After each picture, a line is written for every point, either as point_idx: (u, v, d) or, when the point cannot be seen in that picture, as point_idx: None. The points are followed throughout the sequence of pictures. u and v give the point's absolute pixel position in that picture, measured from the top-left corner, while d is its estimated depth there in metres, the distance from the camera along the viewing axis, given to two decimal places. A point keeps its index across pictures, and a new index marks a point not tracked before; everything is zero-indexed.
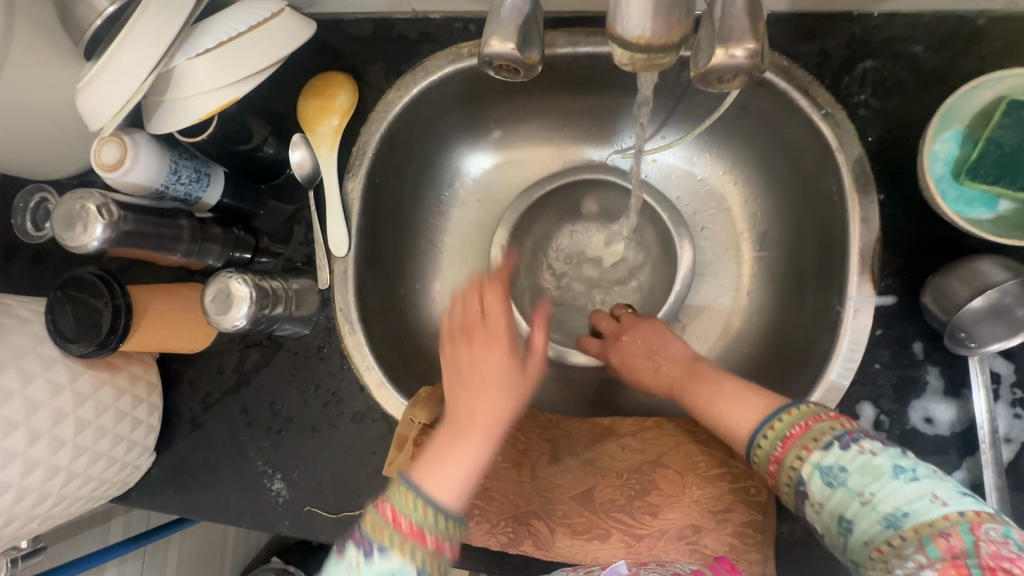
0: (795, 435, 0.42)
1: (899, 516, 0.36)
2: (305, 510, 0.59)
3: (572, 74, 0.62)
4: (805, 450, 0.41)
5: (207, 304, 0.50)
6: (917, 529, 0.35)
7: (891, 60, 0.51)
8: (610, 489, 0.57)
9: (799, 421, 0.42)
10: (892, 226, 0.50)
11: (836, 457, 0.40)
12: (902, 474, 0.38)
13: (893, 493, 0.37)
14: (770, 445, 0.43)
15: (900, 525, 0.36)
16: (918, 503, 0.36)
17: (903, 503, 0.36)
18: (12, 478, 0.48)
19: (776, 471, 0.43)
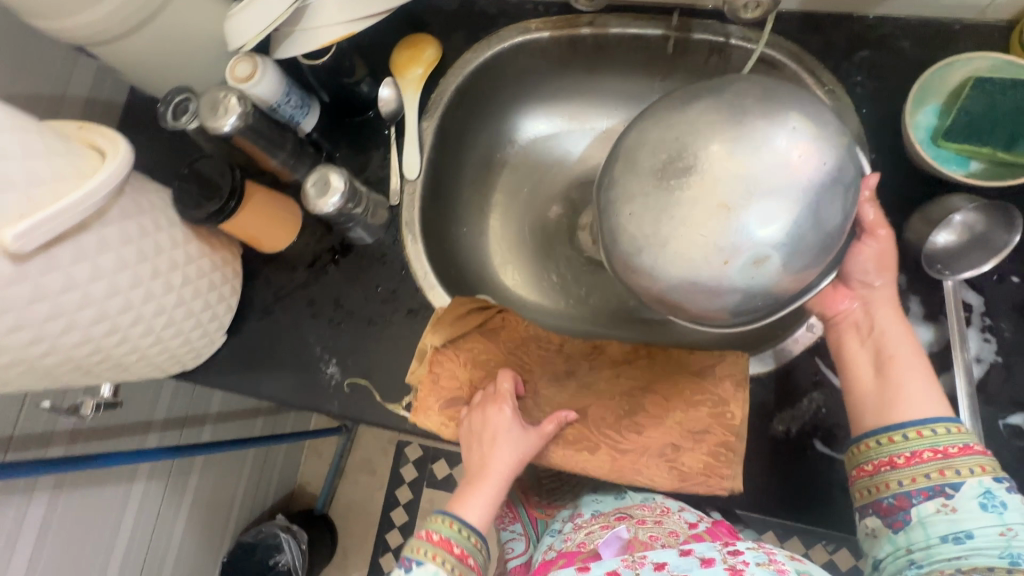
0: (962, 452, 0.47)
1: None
2: (354, 391, 0.66)
3: (619, 54, 0.74)
4: (985, 467, 0.46)
5: (309, 188, 0.61)
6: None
7: (882, 52, 0.63)
8: (601, 408, 0.59)
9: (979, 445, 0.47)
10: (884, 181, 0.60)
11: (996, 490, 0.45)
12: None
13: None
14: (947, 442, 0.47)
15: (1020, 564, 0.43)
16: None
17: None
18: (136, 300, 0.54)
19: (926, 460, 0.47)
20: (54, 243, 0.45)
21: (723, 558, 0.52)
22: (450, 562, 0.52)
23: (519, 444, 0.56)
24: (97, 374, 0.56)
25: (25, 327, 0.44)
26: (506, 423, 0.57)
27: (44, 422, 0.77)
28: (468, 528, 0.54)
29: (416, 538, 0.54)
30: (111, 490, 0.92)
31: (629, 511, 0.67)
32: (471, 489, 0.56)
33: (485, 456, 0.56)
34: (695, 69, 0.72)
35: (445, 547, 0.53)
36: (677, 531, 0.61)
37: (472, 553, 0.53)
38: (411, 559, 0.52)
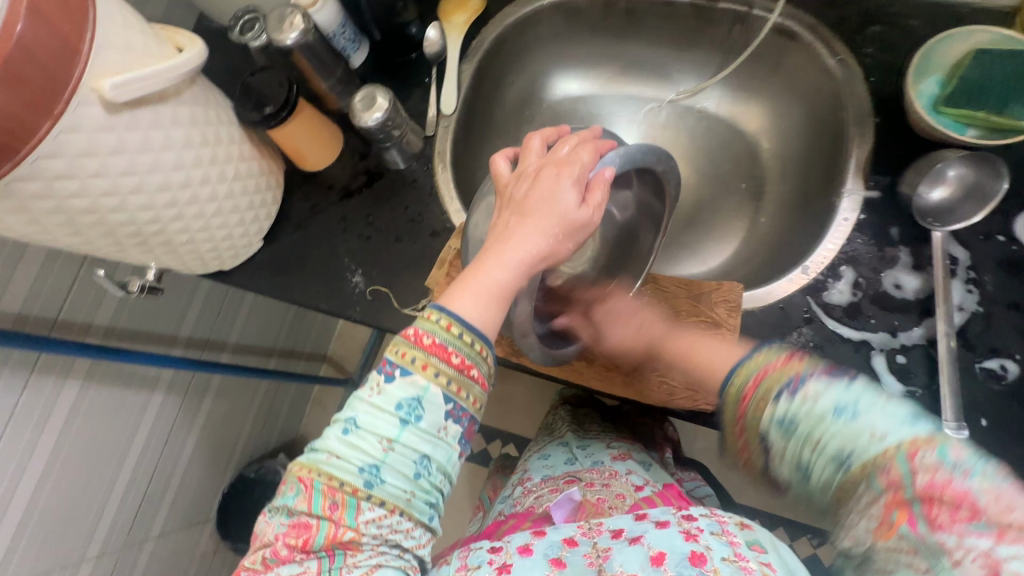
0: (752, 392, 0.50)
1: (846, 457, 0.45)
2: (376, 301, 0.72)
3: (650, 19, 0.79)
4: (764, 399, 0.49)
5: (357, 103, 0.67)
6: (866, 467, 0.44)
7: (893, 28, 0.68)
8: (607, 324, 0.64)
9: (760, 377, 0.50)
10: (885, 143, 0.65)
11: (788, 409, 0.47)
12: (840, 418, 0.46)
13: (842, 436, 0.45)
14: (741, 385, 0.51)
15: (850, 463, 0.44)
16: (862, 442, 0.44)
17: (848, 444, 0.45)
18: (195, 181, 0.60)
19: (742, 431, 0.50)
20: (139, 105, 0.51)
21: (678, 522, 0.53)
22: (447, 374, 0.46)
23: (562, 220, 0.50)
24: (152, 247, 0.62)
25: (106, 175, 0.50)
26: (558, 189, 0.51)
27: (85, 312, 0.83)
28: (469, 335, 0.48)
29: (404, 338, 0.48)
30: (134, 394, 0.97)
31: (579, 475, 0.73)
32: (472, 276, 0.49)
33: (519, 229, 0.50)
34: (719, 38, 0.78)
35: (439, 355, 0.46)
36: (623, 494, 0.67)
37: (473, 363, 0.48)
38: (395, 365, 0.47)
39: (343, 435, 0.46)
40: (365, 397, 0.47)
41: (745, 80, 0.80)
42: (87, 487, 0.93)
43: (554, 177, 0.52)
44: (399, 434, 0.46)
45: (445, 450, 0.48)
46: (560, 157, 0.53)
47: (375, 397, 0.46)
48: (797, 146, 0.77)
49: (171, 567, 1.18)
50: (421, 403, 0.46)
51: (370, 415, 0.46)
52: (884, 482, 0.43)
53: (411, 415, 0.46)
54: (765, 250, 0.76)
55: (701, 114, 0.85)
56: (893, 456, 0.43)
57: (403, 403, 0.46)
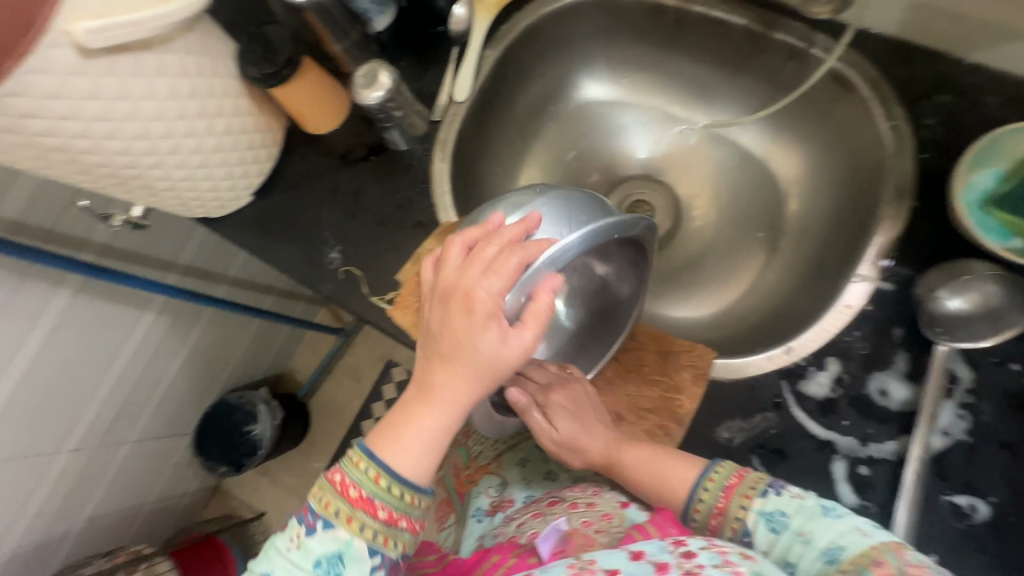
0: (723, 506, 0.50)
1: (836, 550, 0.43)
2: (347, 283, 0.71)
3: (700, 34, 0.71)
4: (743, 497, 0.49)
5: (358, 79, 0.64)
6: (850, 563, 0.42)
7: (965, 102, 0.60)
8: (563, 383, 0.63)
9: (727, 478, 0.51)
10: (915, 232, 0.58)
11: (770, 503, 0.48)
12: (828, 512, 0.46)
13: (828, 531, 0.44)
14: (712, 497, 0.51)
15: (839, 557, 0.43)
16: (849, 539, 0.43)
17: (836, 539, 0.44)
18: (178, 132, 0.58)
19: (726, 505, 0.50)
20: (118, 51, 0.49)
21: (678, 565, 0.44)
22: (371, 527, 0.45)
23: (487, 362, 0.44)
24: (132, 188, 0.62)
25: (77, 119, 0.49)
26: (473, 329, 0.43)
27: (83, 227, 0.85)
28: (396, 486, 0.45)
29: (329, 483, 0.46)
30: (124, 310, 1.01)
31: (562, 495, 0.66)
32: (400, 427, 0.46)
33: (437, 372, 0.45)
34: (770, 71, 0.70)
35: (364, 510, 0.45)
36: (609, 514, 0.61)
37: (402, 516, 0.46)
38: (316, 514, 0.46)
39: None
40: (283, 549, 0.46)
41: (789, 124, 0.73)
42: (71, 386, 0.98)
43: (466, 315, 0.44)
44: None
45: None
46: (469, 281, 0.44)
47: (294, 552, 0.45)
48: (826, 209, 0.70)
49: (145, 470, 1.26)
50: (341, 559, 0.45)
51: (284, 571, 0.46)
52: (875, 574, 0.40)
53: (329, 572, 0.45)
54: (762, 313, 0.70)
55: (735, 148, 0.78)
56: (883, 552, 0.41)
57: (321, 560, 0.45)
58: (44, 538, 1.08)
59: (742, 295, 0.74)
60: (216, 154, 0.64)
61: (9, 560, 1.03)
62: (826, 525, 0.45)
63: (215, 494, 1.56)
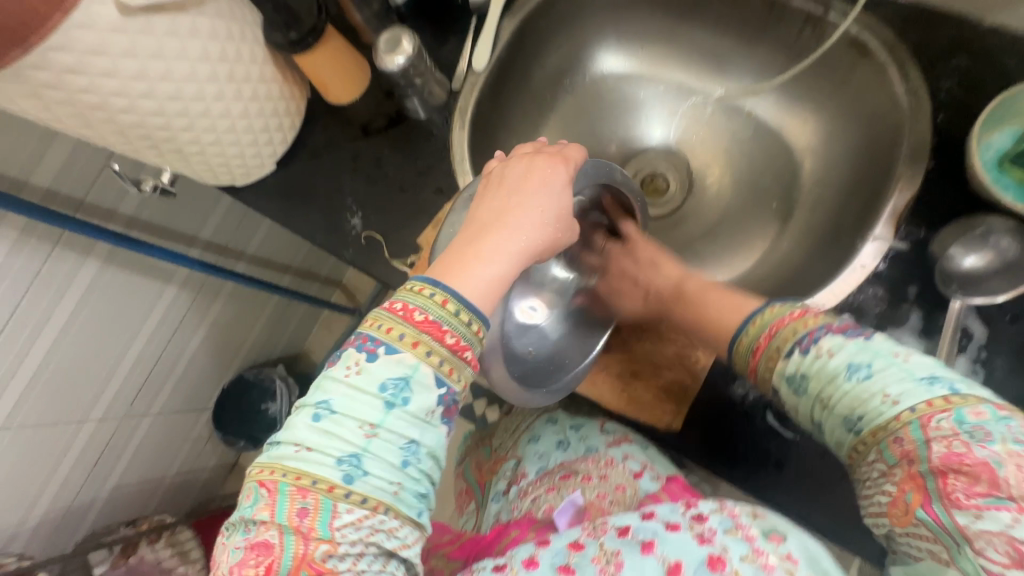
0: (764, 345, 0.51)
1: (857, 420, 0.43)
2: (370, 249, 0.72)
3: (716, 2, 0.72)
4: (772, 359, 0.49)
5: (381, 45, 0.65)
6: (874, 433, 0.42)
7: (982, 64, 0.60)
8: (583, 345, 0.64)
9: (765, 331, 0.51)
10: (930, 192, 0.59)
11: (800, 364, 0.47)
12: (854, 376, 0.44)
13: (855, 397, 0.44)
14: (754, 337, 0.51)
15: (862, 428, 0.43)
16: (873, 406, 0.43)
17: (858, 405, 0.43)
18: (208, 95, 0.60)
19: (766, 343, 0.50)
20: (154, 11, 0.51)
21: (689, 525, 0.50)
22: (439, 353, 0.43)
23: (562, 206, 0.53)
24: (163, 152, 0.64)
25: (115, 77, 0.51)
26: (501, 245, 0.49)
27: (110, 198, 0.88)
28: (468, 312, 0.45)
29: (388, 312, 0.45)
30: (149, 283, 1.04)
31: (575, 467, 0.69)
32: None
33: (471, 283, 0.49)
34: (786, 38, 0.71)
35: (430, 332, 0.44)
36: (623, 485, 0.64)
37: (467, 345, 0.45)
38: (377, 341, 0.43)
39: (314, 422, 0.42)
40: (341, 377, 0.43)
41: (804, 92, 0.73)
42: (98, 355, 1.01)
43: (498, 227, 0.50)
44: (384, 418, 0.42)
45: (433, 434, 0.44)
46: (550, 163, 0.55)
47: (354, 376, 0.43)
48: (841, 176, 0.71)
49: (166, 443, 1.30)
50: (407, 383, 0.42)
51: (345, 399, 0.42)
52: (897, 454, 0.41)
53: (397, 398, 0.42)
54: (776, 279, 0.71)
55: (750, 118, 0.79)
56: (909, 424, 0.41)
57: (388, 383, 0.42)
58: (72, 504, 1.12)
59: (755, 263, 0.75)
60: (243, 119, 0.66)
61: (39, 524, 1.07)
62: (846, 392, 0.44)
63: (232, 471, 1.60)
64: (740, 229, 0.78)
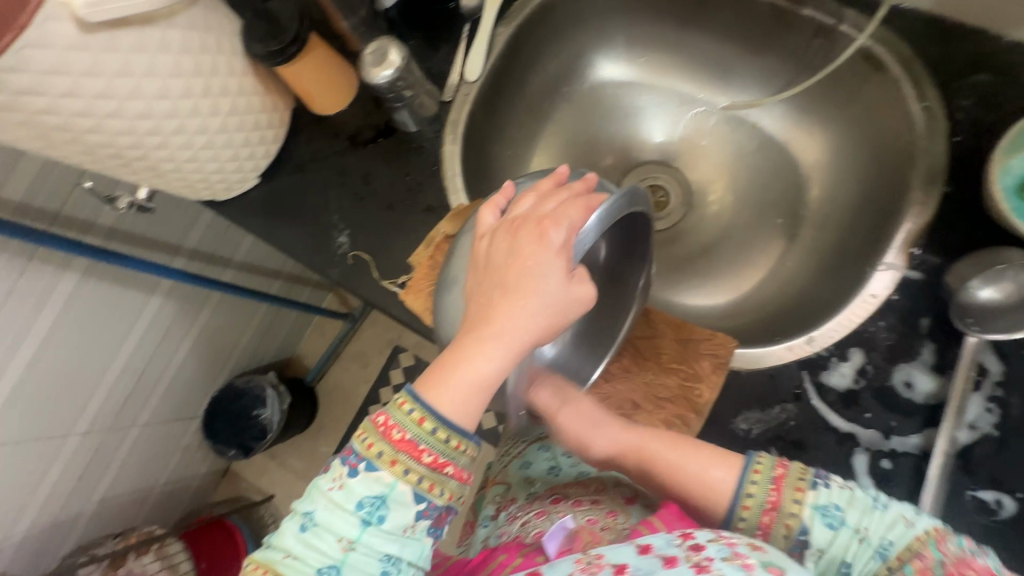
0: (780, 473, 0.48)
1: (886, 546, 0.43)
2: (357, 267, 0.69)
3: (722, 9, 0.68)
4: (788, 526, 0.46)
5: (367, 56, 0.62)
6: (904, 552, 0.43)
7: (1003, 81, 0.57)
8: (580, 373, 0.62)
9: (775, 466, 0.48)
10: (945, 218, 0.56)
11: (821, 496, 0.46)
12: (877, 506, 0.45)
13: (877, 526, 0.44)
14: (763, 488, 0.47)
15: (888, 555, 0.43)
16: (896, 531, 0.44)
17: (886, 532, 0.44)
18: (182, 111, 0.56)
19: (780, 471, 0.48)
20: (119, 25, 0.47)
21: (688, 558, 0.45)
22: (417, 472, 0.44)
23: (554, 296, 0.46)
24: (137, 170, 0.60)
25: (79, 96, 0.48)
26: (542, 258, 0.46)
27: (88, 210, 0.84)
28: (444, 430, 0.45)
29: (373, 425, 0.46)
30: (132, 294, 1.01)
31: (566, 492, 0.66)
32: (446, 370, 0.47)
33: (501, 308, 0.47)
34: (796, 49, 0.67)
35: (408, 452, 0.44)
36: (614, 512, 0.60)
37: (448, 461, 0.45)
38: (359, 457, 0.45)
39: (299, 531, 0.46)
40: (325, 489, 0.46)
41: (812, 106, 0.70)
42: (80, 370, 0.98)
43: (535, 239, 0.47)
44: (360, 534, 0.45)
45: (414, 547, 0.46)
46: (545, 211, 0.48)
47: (335, 491, 0.45)
48: (850, 194, 0.68)
49: (155, 453, 1.27)
50: (384, 501, 0.44)
51: (328, 511, 0.45)
52: (938, 566, 0.41)
53: (372, 515, 0.45)
54: (780, 302, 0.68)
55: (756, 130, 0.75)
56: (925, 543, 0.42)
57: (364, 501, 0.44)
58: (58, 518, 1.10)
59: (759, 283, 0.72)
60: (221, 134, 0.62)
61: (23, 540, 1.05)
62: (877, 527, 0.44)
63: (224, 477, 1.58)
64: (744, 247, 0.75)
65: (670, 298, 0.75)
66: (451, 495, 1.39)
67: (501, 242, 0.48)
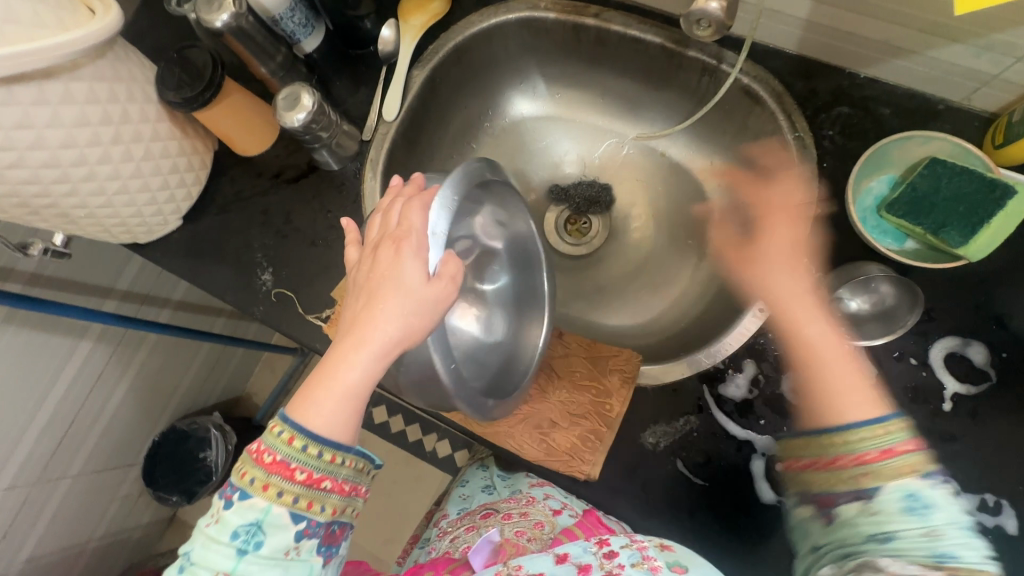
0: (872, 456, 0.45)
1: (949, 557, 0.41)
2: (282, 304, 0.70)
3: (620, 50, 0.73)
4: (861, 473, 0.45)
5: (280, 102, 0.64)
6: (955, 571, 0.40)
7: (862, 113, 0.64)
8: None
9: (890, 441, 0.45)
10: (819, 237, 0.61)
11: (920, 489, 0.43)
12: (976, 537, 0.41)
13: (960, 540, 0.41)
14: (866, 444, 0.46)
15: (945, 562, 0.41)
16: (966, 550, 0.41)
17: (957, 546, 0.41)
18: (91, 158, 0.57)
19: (874, 458, 0.45)
20: (16, 80, 0.49)
21: (600, 566, 0.51)
22: (292, 492, 0.46)
23: (410, 296, 0.45)
24: (47, 218, 0.60)
25: None
26: (396, 266, 0.46)
27: (6, 257, 0.83)
28: (315, 446, 0.47)
29: (247, 454, 0.47)
30: (60, 339, 0.98)
31: (496, 506, 0.69)
32: (316, 391, 0.47)
33: (364, 320, 0.46)
34: (688, 85, 0.73)
35: (280, 473, 0.46)
36: (540, 522, 0.63)
37: (324, 475, 0.47)
38: (234, 488, 0.47)
39: (178, 573, 0.47)
40: (204, 528, 0.48)
41: (710, 136, 0.76)
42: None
43: (389, 254, 0.47)
44: (237, 564, 0.46)
45: (300, 566, 0.48)
46: (394, 228, 0.48)
47: (211, 527, 0.47)
48: (746, 217, 0.73)
49: (89, 505, 1.22)
50: (259, 527, 0.46)
51: (206, 547, 0.47)
52: None
53: (249, 542, 0.46)
54: (691, 318, 0.73)
55: (664, 158, 0.81)
56: None
57: (239, 531, 0.46)
58: None
59: (674, 301, 0.76)
60: (136, 179, 0.63)
61: None
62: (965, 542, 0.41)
63: (170, 525, 1.52)
64: (660, 267, 0.80)
65: (594, 320, 0.79)
66: (406, 527, 1.37)
67: (363, 270, 0.48)
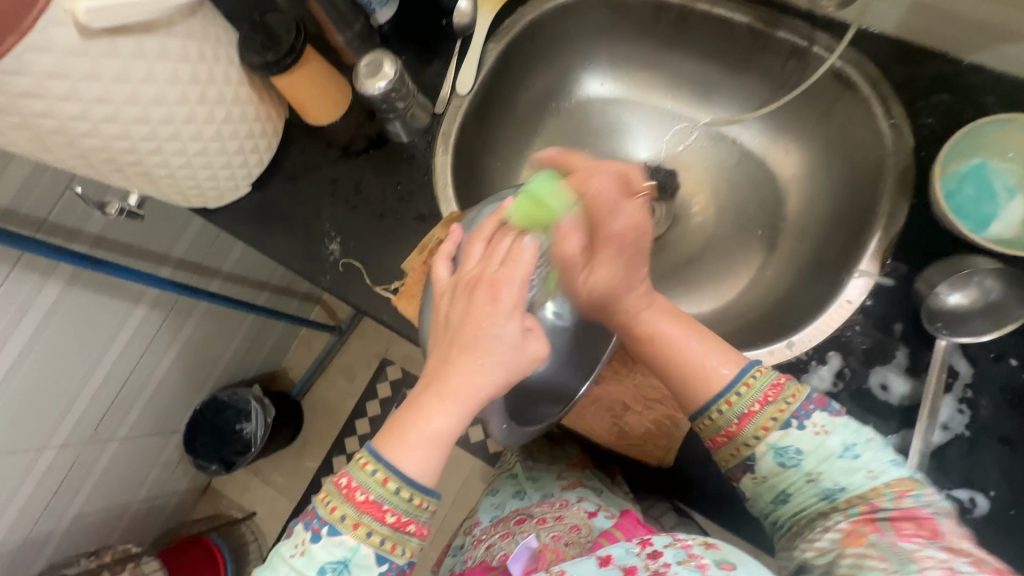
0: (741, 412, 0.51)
1: (836, 490, 0.49)
2: (349, 275, 0.70)
3: (701, 29, 0.71)
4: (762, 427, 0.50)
5: (361, 69, 0.64)
6: (849, 499, 0.49)
7: (963, 102, 0.61)
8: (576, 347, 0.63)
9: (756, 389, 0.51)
10: (912, 229, 0.59)
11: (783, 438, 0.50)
12: (847, 454, 0.49)
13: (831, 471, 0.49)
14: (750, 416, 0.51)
15: (837, 496, 0.49)
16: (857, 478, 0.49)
17: (841, 479, 0.49)
18: (178, 117, 0.57)
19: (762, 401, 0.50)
20: (120, 32, 0.49)
21: (645, 566, 0.48)
22: (380, 533, 0.46)
23: (509, 350, 0.48)
24: (130, 175, 0.61)
25: (77, 100, 0.49)
26: (495, 317, 0.47)
27: (76, 218, 0.84)
28: (407, 490, 0.46)
29: (335, 487, 0.47)
30: (118, 303, 1.00)
31: (530, 512, 0.70)
32: (406, 431, 0.48)
33: (459, 367, 0.48)
34: (771, 69, 0.70)
35: (371, 513, 0.46)
36: (577, 525, 0.64)
37: (410, 519, 0.47)
38: (322, 520, 0.47)
39: None
40: (288, 556, 0.47)
41: (788, 124, 0.74)
42: (59, 381, 0.96)
43: (488, 301, 0.48)
44: None
45: None
46: (494, 270, 0.49)
47: (296, 558, 0.47)
48: (825, 208, 0.71)
49: (133, 469, 1.24)
50: (347, 566, 0.46)
51: None
52: (865, 512, 0.48)
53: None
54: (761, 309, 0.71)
55: (734, 146, 0.79)
56: (882, 494, 0.48)
57: (326, 567, 0.46)
58: (29, 536, 1.06)
59: (743, 292, 0.74)
60: (215, 142, 0.63)
61: None
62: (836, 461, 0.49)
63: (204, 494, 1.54)
64: (728, 257, 0.77)
65: None
66: (435, 511, 1.37)
67: (457, 314, 0.49)
